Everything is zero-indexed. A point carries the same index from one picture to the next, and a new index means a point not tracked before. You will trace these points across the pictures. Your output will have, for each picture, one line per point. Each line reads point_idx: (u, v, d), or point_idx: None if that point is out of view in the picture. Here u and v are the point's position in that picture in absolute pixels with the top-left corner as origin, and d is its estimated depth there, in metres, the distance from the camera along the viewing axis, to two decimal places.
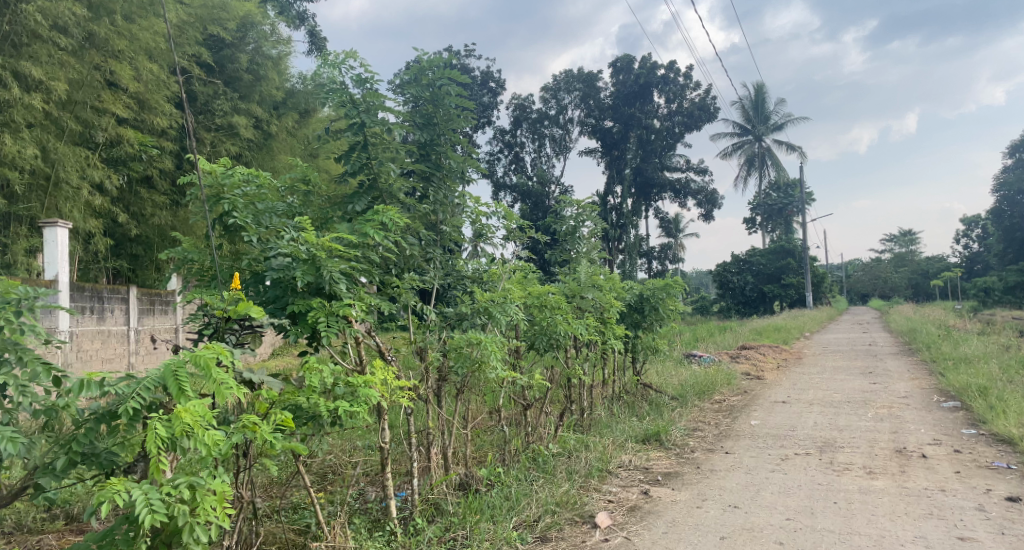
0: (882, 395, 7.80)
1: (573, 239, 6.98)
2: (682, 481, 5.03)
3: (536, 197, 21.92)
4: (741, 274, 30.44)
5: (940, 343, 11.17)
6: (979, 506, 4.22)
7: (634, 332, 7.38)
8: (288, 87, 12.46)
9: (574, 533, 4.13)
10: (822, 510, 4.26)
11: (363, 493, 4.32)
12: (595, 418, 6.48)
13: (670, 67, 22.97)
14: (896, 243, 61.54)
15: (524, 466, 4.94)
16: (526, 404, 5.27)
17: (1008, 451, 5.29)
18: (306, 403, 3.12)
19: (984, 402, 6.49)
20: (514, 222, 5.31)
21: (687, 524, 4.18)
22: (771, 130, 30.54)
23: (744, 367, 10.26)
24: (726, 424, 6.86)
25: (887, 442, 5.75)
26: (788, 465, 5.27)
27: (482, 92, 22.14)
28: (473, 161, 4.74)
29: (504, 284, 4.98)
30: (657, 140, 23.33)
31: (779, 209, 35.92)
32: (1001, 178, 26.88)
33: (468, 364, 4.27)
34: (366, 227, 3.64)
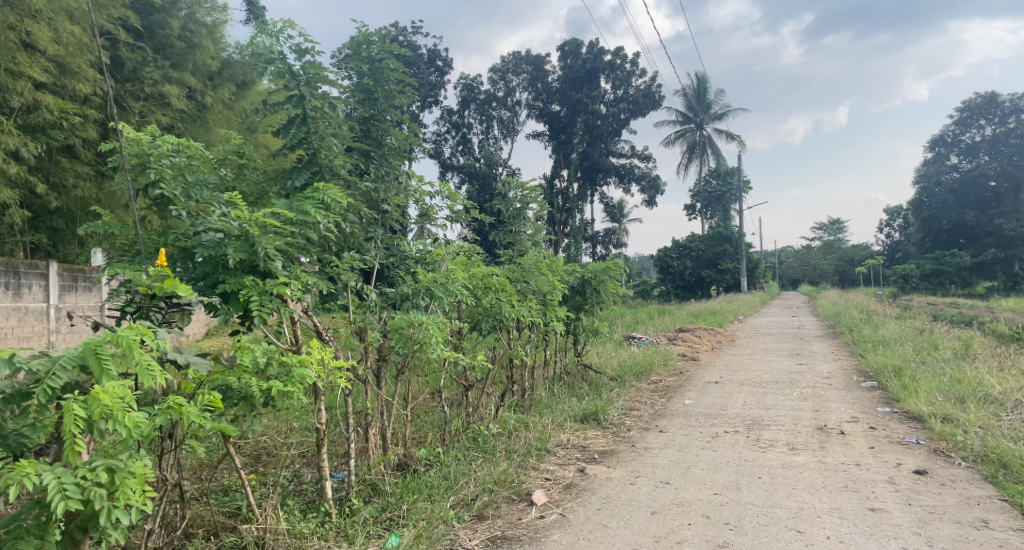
0: (807, 376, 8.20)
1: (518, 222, 6.97)
2: (617, 458, 5.18)
3: (483, 178, 21.83)
4: (681, 259, 31.20)
5: (861, 327, 11.81)
6: (889, 478, 4.52)
7: (575, 315, 7.50)
8: (223, 57, 11.94)
9: (511, 510, 4.20)
10: (747, 485, 4.47)
11: (298, 474, 4.28)
12: (535, 398, 6.57)
13: (617, 52, 23.16)
14: (825, 232, 64.32)
15: (463, 447, 4.98)
16: (468, 385, 5.29)
17: (917, 427, 5.67)
18: (236, 384, 3.07)
19: (899, 381, 6.93)
20: (459, 202, 5.27)
21: (620, 500, 4.31)
22: (712, 119, 31.30)
23: (680, 349, 10.58)
24: (661, 403, 7.09)
25: (810, 420, 6.07)
26: (718, 442, 5.50)
27: (429, 70, 21.74)
28: (417, 140, 4.67)
29: (446, 265, 4.97)
30: (603, 125, 23.52)
31: (718, 196, 36.94)
32: (922, 171, 28.40)
33: (409, 345, 4.22)
34: (305, 204, 3.56)
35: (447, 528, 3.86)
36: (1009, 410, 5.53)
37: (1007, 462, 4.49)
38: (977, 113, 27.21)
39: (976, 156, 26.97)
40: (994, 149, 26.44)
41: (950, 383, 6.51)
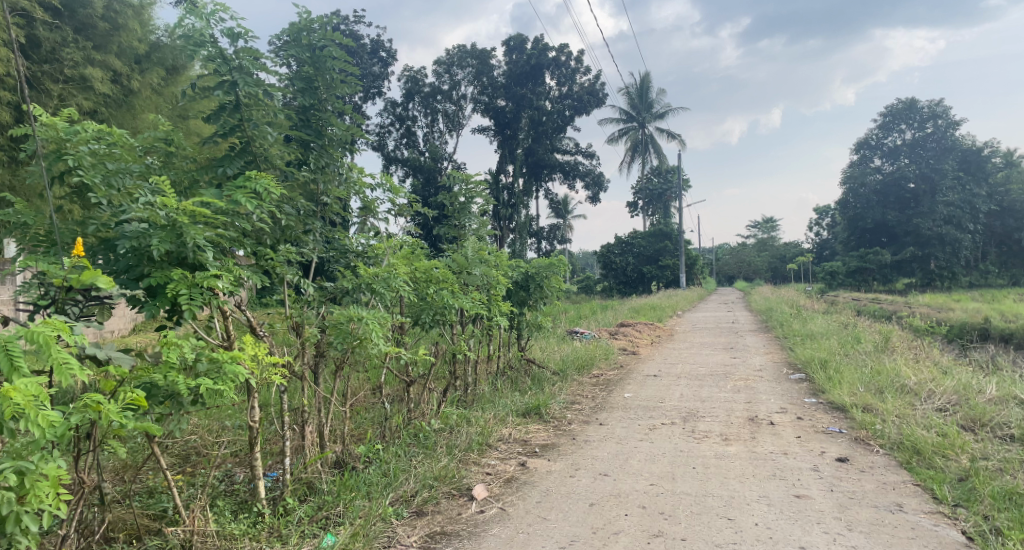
0: (740, 369, 8.51)
1: (462, 215, 6.92)
2: (557, 452, 5.24)
3: (427, 172, 21.62)
4: (624, 255, 31.81)
5: (790, 322, 12.35)
6: (814, 466, 4.74)
7: (519, 310, 7.52)
8: (151, 40, 11.33)
9: (450, 506, 4.19)
10: (681, 475, 4.60)
11: (229, 474, 4.15)
12: (478, 393, 6.56)
13: (561, 49, 23.31)
14: (759, 231, 66.86)
15: (404, 443, 4.92)
16: (409, 381, 5.23)
17: (841, 417, 5.97)
18: (162, 380, 2.94)
19: (824, 373, 7.28)
20: (402, 195, 5.20)
21: (560, 492, 4.37)
22: (654, 118, 31.97)
23: (621, 343, 10.81)
24: (602, 396, 7.22)
25: (742, 411, 6.30)
26: (655, 434, 5.64)
27: (372, 61, 21.34)
28: (359, 131, 4.58)
29: (390, 259, 4.89)
30: (548, 122, 23.65)
31: (659, 194, 37.89)
32: (848, 172, 29.82)
33: (348, 341, 4.14)
34: (238, 195, 3.43)
35: (385, 525, 3.82)
36: (922, 400, 5.88)
37: (920, 449, 4.78)
38: (898, 118, 28.56)
39: (897, 159, 28.40)
40: (914, 152, 27.88)
41: (871, 375, 6.87)
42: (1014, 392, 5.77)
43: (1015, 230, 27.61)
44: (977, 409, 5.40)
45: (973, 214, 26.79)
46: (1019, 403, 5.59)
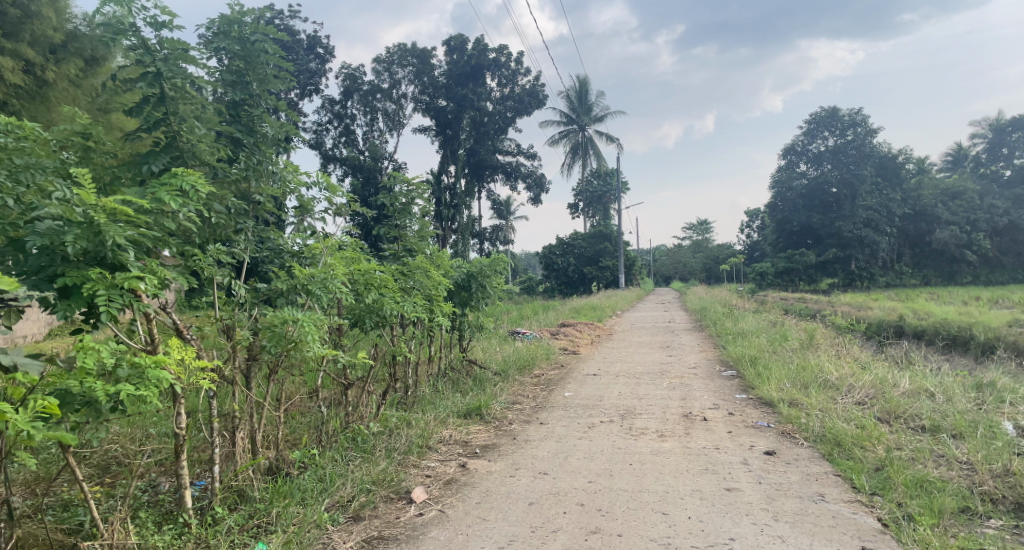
0: (676, 366, 8.76)
1: (404, 216, 6.81)
2: (498, 452, 5.25)
3: (367, 172, 21.24)
4: (565, 256, 32.17)
5: (723, 320, 12.77)
6: (743, 460, 4.92)
7: (461, 311, 7.47)
8: (68, 28, 10.68)
9: (388, 510, 4.14)
10: (618, 472, 4.69)
11: (153, 484, 3.97)
12: (418, 394, 6.49)
13: (501, 50, 23.32)
14: (693, 232, 68.99)
15: (341, 447, 4.82)
16: (347, 384, 5.12)
17: (769, 412, 6.22)
18: (78, 387, 2.79)
19: (754, 370, 7.58)
20: (340, 195, 5.08)
21: (499, 492, 4.38)
22: (593, 121, 32.49)
23: (562, 343, 10.95)
24: (543, 396, 7.28)
25: (677, 408, 6.49)
26: (593, 432, 5.73)
27: (309, 57, 20.80)
28: (294, 127, 4.46)
29: (327, 259, 4.78)
30: (490, 123, 23.65)
31: (599, 196, 38.50)
32: (776, 177, 31.18)
33: (283, 344, 4.02)
34: (162, 192, 3.29)
35: (320, 532, 3.75)
36: (843, 394, 6.20)
37: (841, 440, 5.05)
38: (821, 126, 29.92)
39: (821, 165, 29.86)
40: (836, 159, 29.35)
41: (796, 370, 7.19)
42: (925, 385, 6.15)
43: (926, 233, 29.51)
44: (892, 402, 5.73)
45: (889, 217, 28.46)
46: (929, 395, 5.97)
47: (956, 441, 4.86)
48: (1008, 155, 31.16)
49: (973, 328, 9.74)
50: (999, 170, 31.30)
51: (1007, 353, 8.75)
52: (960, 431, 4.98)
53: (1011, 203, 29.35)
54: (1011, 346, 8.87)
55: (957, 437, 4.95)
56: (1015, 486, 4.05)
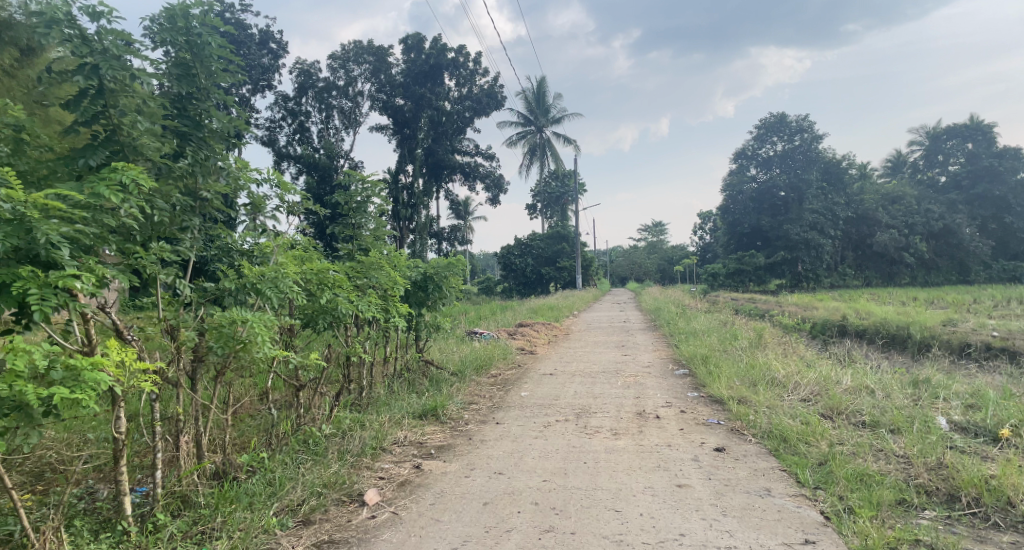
0: (631, 365, 8.88)
1: (358, 215, 6.68)
2: (453, 453, 5.23)
3: (322, 170, 20.85)
4: (523, 257, 32.30)
5: (676, 320, 13.02)
6: (694, 456, 5.02)
7: (417, 311, 7.40)
8: (2, 15, 10.19)
9: (340, 513, 4.07)
10: (572, 470, 4.73)
11: (90, 491, 3.82)
12: (373, 396, 6.40)
13: (459, 50, 23.24)
14: (649, 234, 70.14)
15: (291, 450, 4.72)
16: (299, 385, 5.01)
17: (720, 409, 6.37)
18: (7, 391, 2.68)
19: (705, 368, 7.76)
20: (292, 192, 4.96)
21: (454, 493, 4.36)
22: (551, 122, 32.67)
23: (519, 343, 10.97)
24: (499, 396, 7.29)
25: (631, 406, 6.58)
26: (549, 431, 5.76)
27: (261, 52, 20.29)
28: (244, 123, 4.35)
29: (278, 258, 4.67)
30: (448, 122, 23.55)
31: (556, 197, 38.80)
32: (728, 180, 31.87)
33: (230, 345, 3.91)
34: (100, 186, 3.17)
35: (268, 538, 3.68)
36: (789, 392, 6.40)
37: (787, 436, 5.20)
38: (770, 131, 30.77)
39: (770, 169, 30.73)
40: (784, 163, 30.25)
41: (745, 369, 7.38)
42: (865, 382, 6.40)
43: (868, 236, 30.73)
44: (835, 398, 5.94)
45: (833, 221, 29.52)
46: (869, 391, 6.21)
47: (894, 436, 5.07)
48: (943, 162, 32.65)
49: (910, 327, 10.18)
50: (935, 177, 32.79)
51: (940, 351, 9.17)
52: (897, 426, 5.20)
53: (946, 208, 30.77)
54: (945, 344, 9.29)
55: (895, 432, 5.16)
56: (947, 478, 4.25)
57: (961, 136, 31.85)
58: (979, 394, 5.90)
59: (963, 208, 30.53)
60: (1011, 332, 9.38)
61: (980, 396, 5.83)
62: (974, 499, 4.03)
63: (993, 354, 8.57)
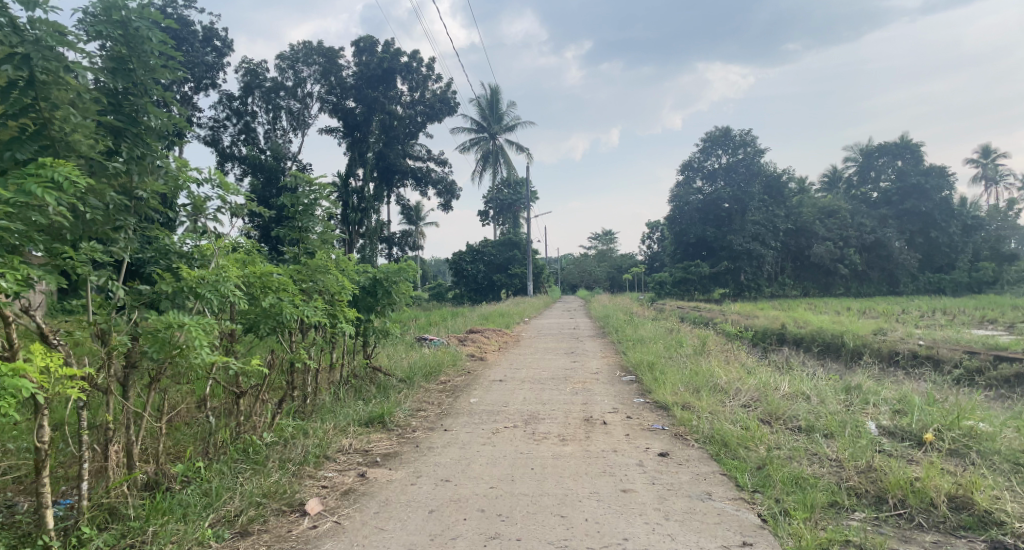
0: (579, 372, 8.97)
1: (306, 218, 6.52)
2: (399, 460, 5.16)
3: (269, 172, 20.35)
4: (474, 263, 32.32)
5: (624, 328, 13.23)
6: (639, 462, 5.11)
7: (366, 316, 7.28)
8: None
9: (279, 523, 3.96)
10: (519, 477, 4.74)
11: (8, 505, 3.61)
12: (318, 403, 6.26)
13: (413, 55, 23.13)
14: (599, 243, 71.13)
15: (230, 459, 4.56)
16: (239, 392, 4.86)
17: (664, 415, 6.51)
18: None
19: (651, 374, 7.91)
20: (235, 193, 4.82)
21: (399, 501, 4.30)
22: (504, 130, 32.82)
23: (470, 349, 10.94)
24: (447, 403, 7.25)
25: (579, 412, 6.64)
26: (498, 438, 5.76)
27: (205, 50, 19.69)
28: (183, 122, 4.21)
29: (218, 261, 4.52)
30: (399, 127, 23.37)
31: (509, 204, 38.99)
32: (675, 192, 32.56)
33: (166, 350, 3.77)
34: (26, 183, 3.02)
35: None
36: (731, 398, 6.59)
37: (727, 441, 5.35)
38: (716, 144, 31.73)
39: (715, 181, 31.62)
40: (729, 176, 31.16)
41: (689, 375, 7.55)
42: (801, 388, 6.64)
43: (805, 248, 32.00)
44: (773, 404, 6.14)
45: (774, 232, 30.65)
46: (805, 397, 6.44)
47: (827, 440, 5.27)
48: (875, 178, 34.28)
49: (843, 336, 10.62)
50: (868, 193, 34.43)
51: (871, 358, 9.59)
52: (831, 431, 5.40)
53: (877, 222, 32.36)
54: (876, 352, 9.74)
55: (828, 436, 5.38)
56: (876, 480, 4.44)
57: (892, 154, 33.52)
58: (905, 400, 6.20)
59: (893, 222, 32.16)
60: (934, 341, 9.90)
61: (906, 402, 6.12)
62: (900, 500, 4.22)
63: (919, 361, 9.01)
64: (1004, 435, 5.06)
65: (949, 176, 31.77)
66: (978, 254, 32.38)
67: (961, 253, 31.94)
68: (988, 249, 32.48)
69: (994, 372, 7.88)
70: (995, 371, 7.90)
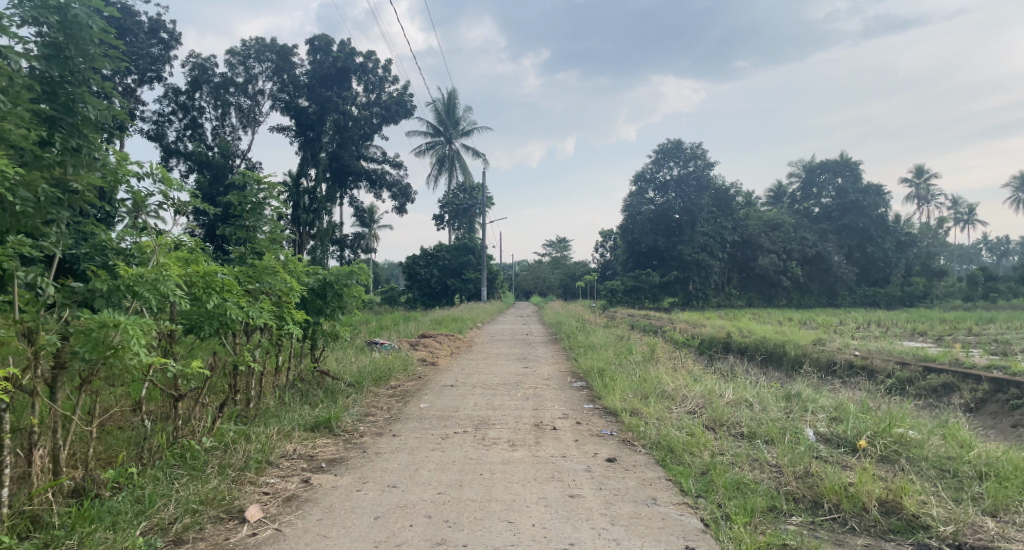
0: (531, 378, 8.99)
1: (254, 217, 6.35)
2: (345, 466, 5.06)
3: (216, 169, 19.76)
4: (428, 268, 32.10)
5: (576, 334, 13.36)
6: (586, 467, 5.15)
7: (315, 319, 7.12)
8: None
9: (216, 531, 3.84)
10: (468, 482, 4.71)
11: None
12: (261, 407, 6.08)
13: (368, 56, 22.88)
14: (552, 251, 71.65)
15: (166, 465, 4.39)
16: (177, 395, 4.68)
17: (613, 421, 6.59)
18: None
19: (601, 381, 8.01)
20: (179, 189, 4.66)
21: (343, 508, 4.21)
22: (460, 135, 32.77)
23: (421, 354, 10.83)
24: (397, 408, 7.15)
25: (529, 418, 6.66)
26: (447, 443, 5.72)
27: (150, 41, 18.99)
28: (125, 114, 4.07)
29: (159, 259, 4.33)
30: (354, 128, 23.04)
31: (464, 210, 38.91)
32: (627, 202, 33.04)
33: (99, 350, 3.59)
34: None
35: None
36: (677, 404, 6.72)
37: (673, 447, 5.45)
38: (667, 156, 32.50)
39: (666, 193, 32.28)
40: (679, 188, 31.93)
41: (638, 382, 7.67)
42: (745, 395, 6.83)
43: (751, 259, 33.02)
44: (717, 411, 6.29)
45: (722, 244, 31.50)
46: (748, 404, 6.63)
47: (768, 446, 5.43)
48: (817, 195, 35.68)
49: (785, 345, 10.98)
50: (810, 208, 35.81)
51: (811, 368, 9.95)
52: (771, 437, 5.57)
53: (818, 237, 33.64)
54: (815, 362, 10.11)
55: (769, 442, 5.54)
56: (812, 486, 4.59)
57: (833, 171, 34.94)
58: (841, 408, 6.45)
59: (833, 237, 33.52)
60: (868, 352, 10.34)
61: (841, 409, 6.37)
62: (835, 504, 4.37)
63: (854, 371, 9.38)
64: (932, 442, 5.31)
65: (885, 195, 33.29)
66: (911, 269, 34.02)
67: (895, 269, 33.49)
68: (920, 265, 34.13)
69: (923, 382, 8.29)
70: (924, 382, 8.31)
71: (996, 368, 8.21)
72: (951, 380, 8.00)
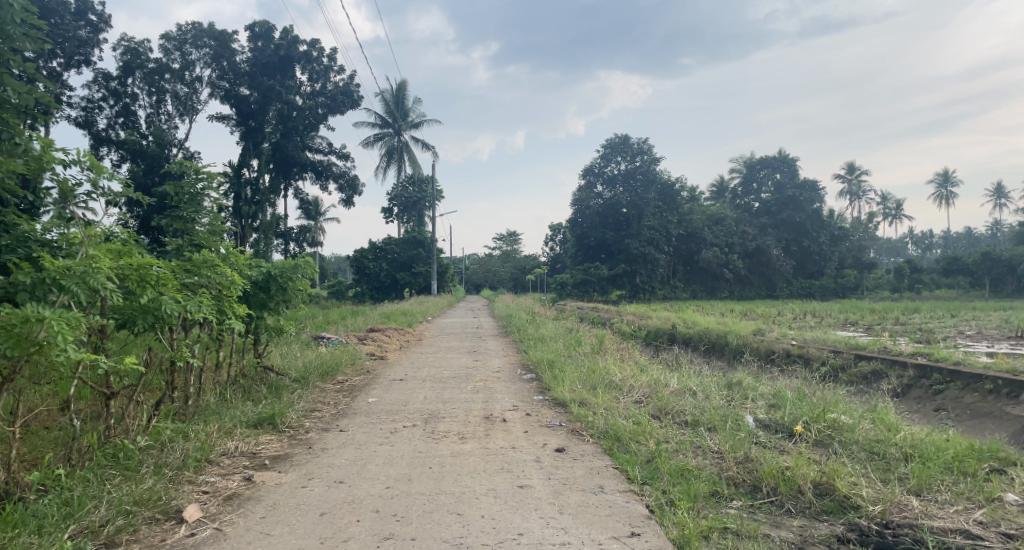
0: (481, 370, 9.00)
1: (191, 209, 6.11)
2: (290, 463, 4.94)
3: (150, 158, 18.93)
4: (377, 261, 31.68)
5: (526, 327, 13.44)
6: (535, 458, 5.19)
7: (258, 313, 6.91)
8: None
9: (151, 532, 3.69)
10: (416, 476, 4.67)
11: None
12: (201, 404, 5.87)
13: (313, 44, 22.32)
14: (503, 244, 71.81)
15: (97, 465, 4.19)
16: (109, 393, 4.47)
17: (562, 411, 6.66)
18: None
19: (551, 372, 8.08)
20: (109, 177, 4.45)
21: (288, 505, 4.12)
22: (409, 127, 32.37)
23: (369, 348, 10.68)
24: (344, 403, 7.04)
25: (479, 410, 6.66)
26: (396, 437, 5.66)
27: (77, 23, 17.96)
28: (50, 98, 3.86)
29: (89, 250, 4.12)
30: (298, 118, 22.41)
31: (413, 203, 38.50)
32: (576, 196, 33.30)
33: (22, 347, 3.39)
34: None
35: None
36: (624, 394, 6.85)
37: (620, 436, 5.56)
38: (615, 150, 32.95)
39: (615, 187, 32.72)
40: (627, 182, 32.38)
41: (587, 373, 7.77)
42: (689, 385, 7.01)
43: (695, 252, 33.90)
44: (663, 400, 6.44)
45: (666, 237, 32.21)
46: (692, 393, 6.81)
47: (711, 433, 5.59)
48: (757, 190, 36.91)
49: (727, 335, 11.33)
50: (750, 203, 37.00)
51: (751, 356, 10.31)
52: (714, 424, 5.73)
53: (758, 231, 34.79)
54: (755, 351, 10.48)
55: (711, 429, 5.71)
56: (751, 470, 4.75)
57: (772, 168, 36.18)
58: (779, 395, 6.71)
59: (772, 231, 34.79)
60: (804, 341, 10.78)
61: (779, 396, 6.62)
62: (773, 488, 4.54)
63: (791, 359, 9.75)
64: (862, 426, 5.58)
65: (820, 191, 34.71)
66: (843, 262, 35.62)
67: (829, 261, 35.00)
68: (852, 258, 35.79)
69: (854, 369, 8.71)
70: (855, 369, 8.73)
71: (921, 355, 8.68)
72: (880, 367, 8.42)
